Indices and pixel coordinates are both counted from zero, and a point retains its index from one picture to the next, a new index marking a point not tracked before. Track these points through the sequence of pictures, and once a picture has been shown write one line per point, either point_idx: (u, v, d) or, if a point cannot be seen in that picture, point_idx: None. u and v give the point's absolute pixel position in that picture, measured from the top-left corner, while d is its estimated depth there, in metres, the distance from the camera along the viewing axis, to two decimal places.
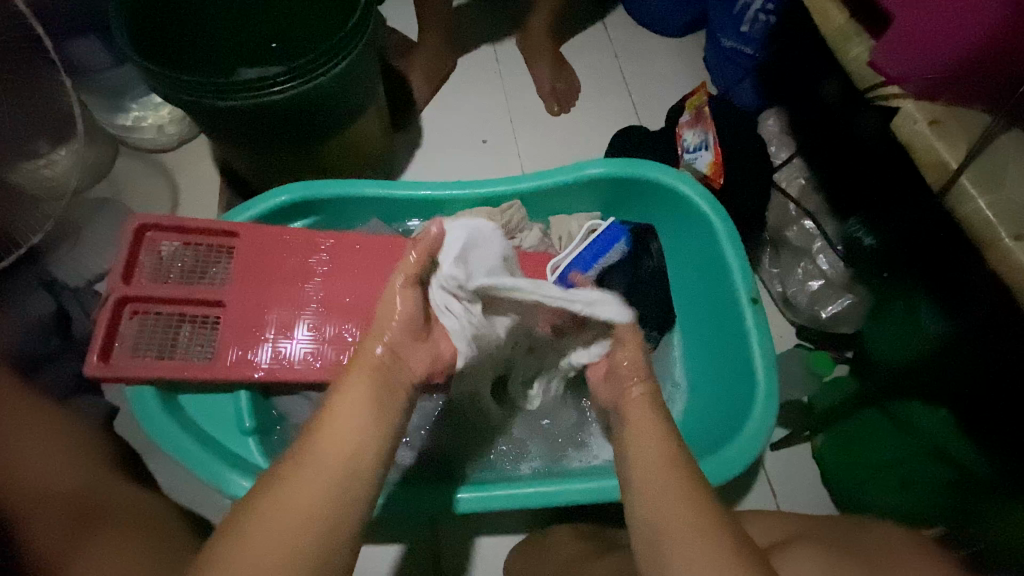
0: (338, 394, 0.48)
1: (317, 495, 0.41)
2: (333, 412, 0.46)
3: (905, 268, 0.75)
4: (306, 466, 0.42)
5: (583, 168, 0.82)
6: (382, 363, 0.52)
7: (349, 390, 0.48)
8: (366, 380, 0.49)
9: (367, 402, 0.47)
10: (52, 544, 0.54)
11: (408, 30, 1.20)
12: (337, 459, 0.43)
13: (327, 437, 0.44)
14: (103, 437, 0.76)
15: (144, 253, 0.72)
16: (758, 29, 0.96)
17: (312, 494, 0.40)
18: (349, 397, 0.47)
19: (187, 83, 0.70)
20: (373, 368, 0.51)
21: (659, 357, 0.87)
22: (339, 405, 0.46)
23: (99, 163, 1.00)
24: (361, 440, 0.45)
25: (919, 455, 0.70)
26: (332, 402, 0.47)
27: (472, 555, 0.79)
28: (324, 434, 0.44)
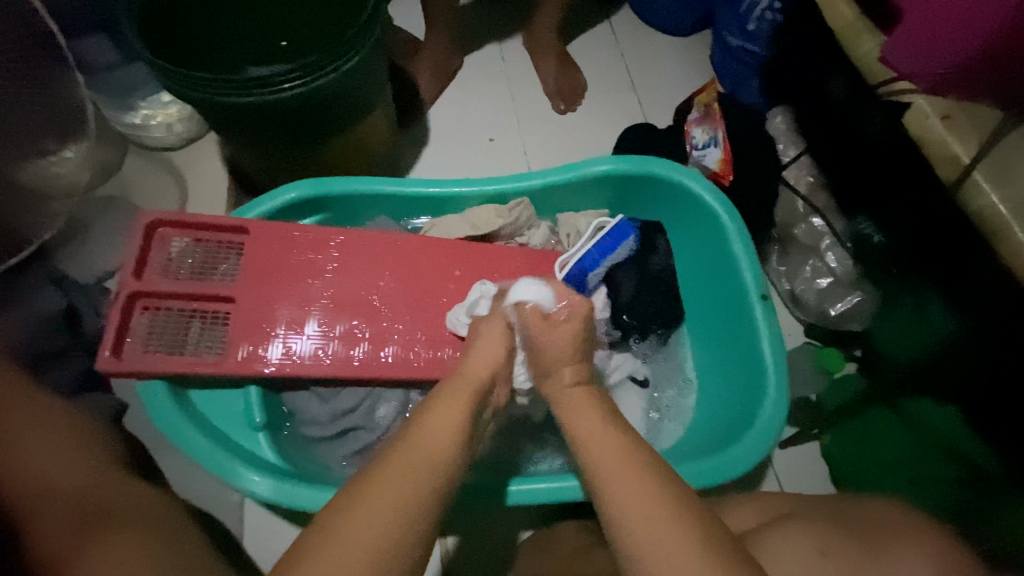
0: (430, 407, 0.51)
1: (408, 497, 0.42)
2: (427, 429, 0.48)
3: (908, 267, 0.75)
4: (394, 469, 0.44)
5: (589, 165, 0.83)
6: (478, 386, 0.55)
7: (442, 405, 0.52)
8: (459, 400, 0.53)
9: (455, 424, 0.50)
10: (61, 541, 0.54)
11: (414, 29, 1.20)
12: (425, 468, 0.45)
13: (419, 449, 0.46)
14: (112, 433, 0.76)
15: (154, 249, 0.72)
16: (765, 27, 0.97)
17: (397, 501, 0.42)
18: (441, 409, 0.51)
19: (198, 81, 0.71)
20: (474, 388, 0.55)
21: (669, 354, 0.87)
22: (432, 414, 0.50)
23: (109, 161, 1.01)
24: (450, 457, 0.47)
25: (928, 451, 0.71)
26: (425, 413, 0.51)
27: (479, 551, 0.79)
28: (417, 446, 0.46)
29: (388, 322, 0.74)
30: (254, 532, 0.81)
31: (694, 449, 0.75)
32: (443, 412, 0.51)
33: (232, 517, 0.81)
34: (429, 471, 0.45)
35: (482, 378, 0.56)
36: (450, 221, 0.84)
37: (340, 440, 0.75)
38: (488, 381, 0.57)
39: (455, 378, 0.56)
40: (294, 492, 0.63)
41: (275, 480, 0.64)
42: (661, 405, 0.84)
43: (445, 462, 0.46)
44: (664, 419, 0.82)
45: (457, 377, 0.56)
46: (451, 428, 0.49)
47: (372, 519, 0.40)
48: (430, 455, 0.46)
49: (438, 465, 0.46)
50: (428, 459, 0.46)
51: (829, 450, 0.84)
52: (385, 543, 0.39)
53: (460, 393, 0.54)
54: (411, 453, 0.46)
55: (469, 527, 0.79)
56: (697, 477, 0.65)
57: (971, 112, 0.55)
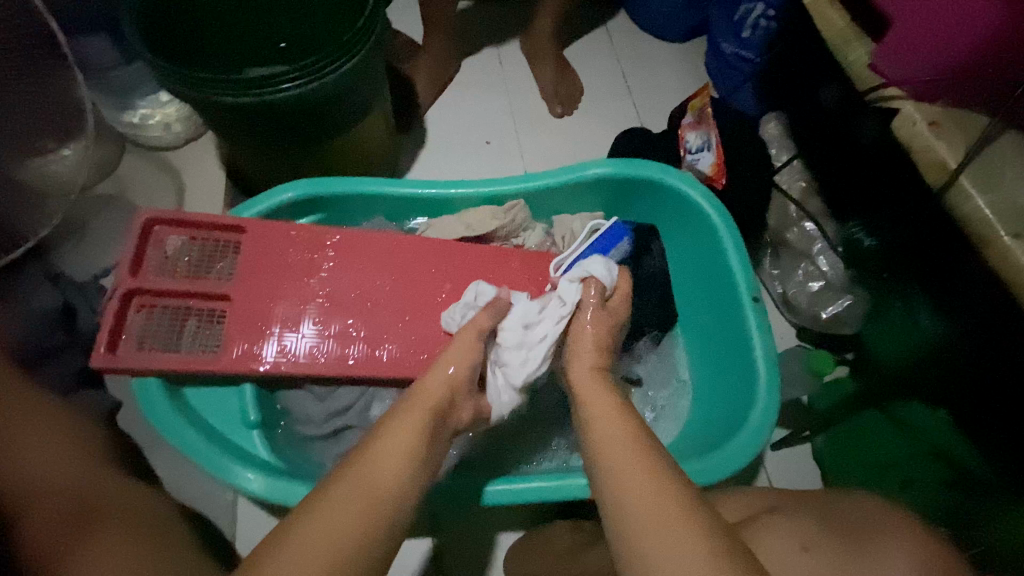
0: (385, 423, 0.51)
1: (367, 508, 0.41)
2: (382, 444, 0.47)
3: (900, 271, 0.76)
4: (346, 490, 0.43)
5: (585, 168, 0.83)
6: (436, 400, 0.55)
7: (397, 423, 0.51)
8: (415, 416, 0.52)
9: (411, 440, 0.49)
10: (53, 538, 0.55)
11: (413, 32, 1.21)
12: (380, 485, 0.44)
13: (370, 469, 0.45)
14: (106, 431, 0.76)
15: (150, 247, 0.73)
16: (759, 34, 0.99)
17: (352, 518, 0.40)
18: (400, 424, 0.51)
19: (196, 80, 0.71)
20: (431, 401, 0.54)
21: (663, 355, 0.87)
22: (389, 431, 0.49)
23: (107, 161, 1.01)
24: (405, 473, 0.46)
25: (918, 454, 0.72)
26: (383, 430, 0.50)
27: (472, 551, 0.79)
28: (369, 466, 0.45)
29: (383, 321, 0.74)
30: (247, 531, 0.80)
31: (688, 450, 0.76)
32: (401, 427, 0.50)
33: (224, 517, 0.81)
34: (386, 492, 0.44)
35: (440, 392, 0.56)
36: (447, 221, 0.85)
37: (334, 439, 0.75)
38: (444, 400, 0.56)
39: (411, 395, 0.55)
40: (287, 490, 0.64)
41: (268, 478, 0.64)
42: (656, 406, 0.84)
43: (400, 479, 0.45)
44: (659, 419, 0.83)
45: (413, 393, 0.56)
46: (409, 443, 0.49)
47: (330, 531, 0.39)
48: (384, 476, 0.45)
49: (393, 483, 0.45)
50: (383, 477, 0.44)
51: (820, 449, 0.84)
52: (344, 554, 0.38)
53: (420, 409, 0.53)
54: (365, 472, 0.45)
55: (462, 526, 0.79)
56: (691, 477, 0.66)
57: (959, 118, 0.55)
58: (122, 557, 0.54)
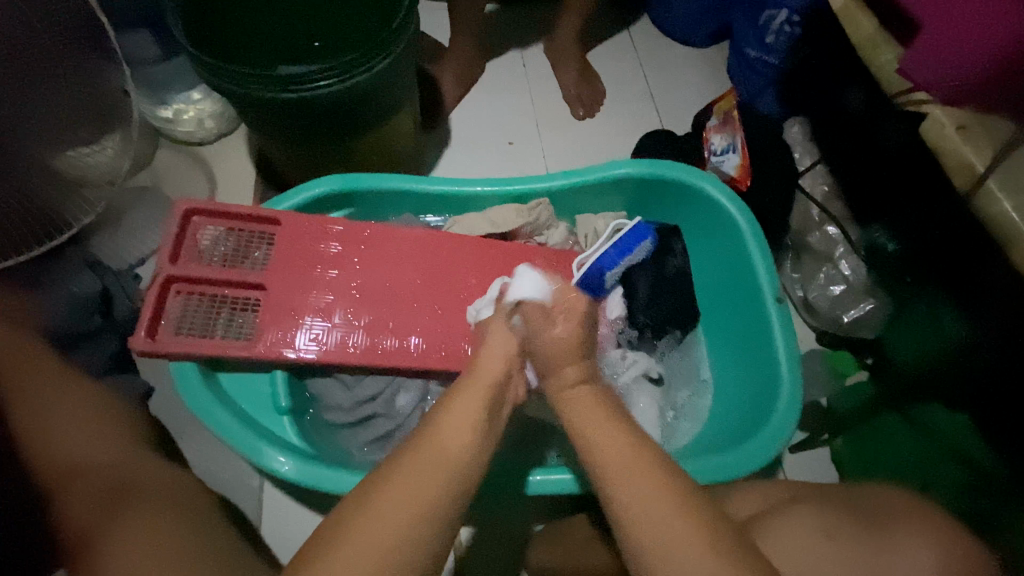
0: (443, 407, 0.51)
1: (426, 494, 0.43)
2: (441, 427, 0.48)
3: (924, 272, 0.76)
4: (409, 474, 0.44)
5: (610, 168, 0.85)
6: (493, 381, 0.55)
7: (453, 405, 0.51)
8: (473, 399, 0.52)
9: (468, 423, 0.49)
10: (91, 518, 0.57)
11: (439, 34, 1.23)
12: (440, 468, 0.45)
13: (435, 448, 0.47)
14: (140, 415, 0.79)
15: (189, 236, 0.75)
16: (782, 40, 0.99)
17: (408, 504, 0.42)
18: (458, 409, 0.50)
19: (237, 76, 0.74)
20: (490, 383, 0.54)
21: (683, 354, 0.88)
22: (450, 414, 0.50)
23: (142, 154, 1.04)
24: (463, 453, 0.47)
25: (938, 458, 0.71)
26: (439, 415, 0.50)
27: (493, 541, 0.80)
28: (429, 449, 0.46)
29: (410, 314, 0.76)
30: (272, 518, 0.82)
31: (708, 448, 0.76)
32: (461, 411, 0.50)
33: (252, 504, 0.82)
34: (443, 476, 0.45)
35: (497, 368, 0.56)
36: (472, 218, 0.86)
37: (361, 427, 0.77)
38: (503, 376, 0.56)
39: (471, 372, 0.56)
40: (319, 473, 0.66)
41: (299, 461, 0.66)
42: (676, 404, 0.85)
43: (459, 466, 0.46)
44: (679, 418, 0.84)
45: (472, 374, 0.56)
46: (466, 425, 0.49)
47: (383, 521, 0.41)
48: (444, 455, 0.46)
49: (451, 464, 0.46)
50: (442, 457, 0.45)
51: (838, 451, 0.84)
52: (400, 539, 0.40)
53: (478, 389, 0.54)
54: (425, 456, 0.46)
55: (484, 516, 0.81)
56: (713, 472, 0.66)
57: (987, 123, 0.56)
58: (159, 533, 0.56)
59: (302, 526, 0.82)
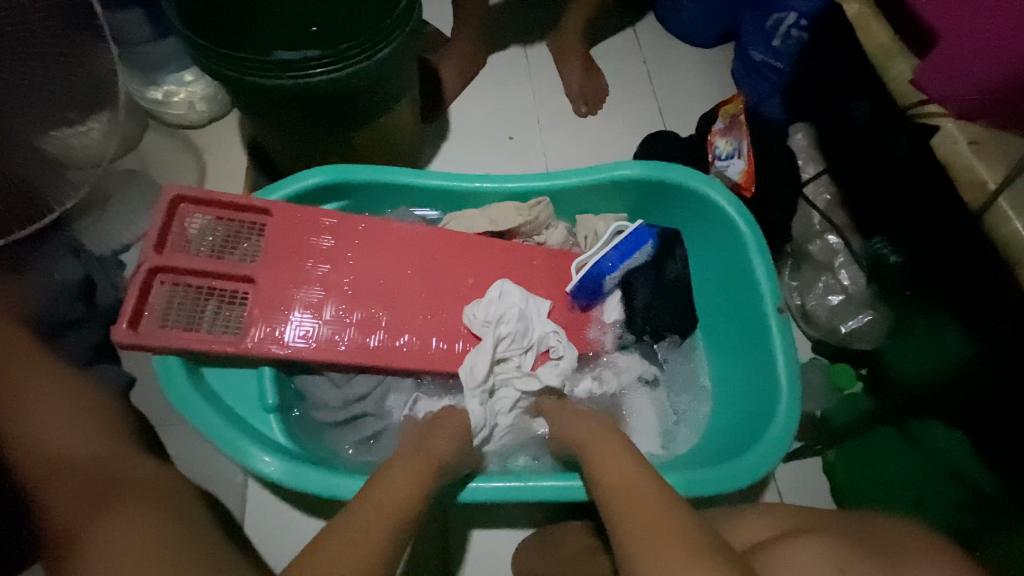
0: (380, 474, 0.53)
1: (376, 531, 0.43)
2: (385, 481, 0.50)
3: (927, 286, 0.75)
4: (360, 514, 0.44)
5: (612, 169, 0.83)
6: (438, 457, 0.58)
7: (396, 471, 0.53)
8: (415, 473, 0.53)
9: (409, 488, 0.50)
10: (72, 513, 0.55)
11: (441, 23, 1.21)
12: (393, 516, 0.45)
13: (381, 494, 0.48)
14: (122, 407, 0.76)
15: (176, 225, 0.73)
16: (789, 44, 0.99)
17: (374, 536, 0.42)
18: (400, 471, 0.52)
19: (230, 59, 0.71)
20: (428, 464, 0.55)
21: (684, 359, 0.87)
22: (390, 474, 0.51)
23: (132, 136, 1.01)
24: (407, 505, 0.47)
25: (935, 474, 0.71)
26: (380, 476, 0.52)
27: (479, 544, 0.79)
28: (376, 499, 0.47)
29: (405, 312, 0.74)
30: (257, 515, 0.80)
31: (705, 458, 0.75)
32: (406, 477, 0.52)
33: (235, 499, 0.80)
34: (391, 519, 0.45)
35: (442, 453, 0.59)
36: (471, 215, 0.84)
37: (348, 426, 0.75)
38: (443, 459, 0.58)
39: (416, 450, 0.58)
40: (305, 475, 0.64)
41: (286, 461, 0.64)
42: (678, 408, 0.84)
43: (409, 513, 0.47)
44: (680, 424, 0.83)
45: (416, 450, 0.58)
46: (410, 487, 0.50)
47: (351, 549, 0.40)
48: (392, 502, 0.47)
49: (407, 510, 0.47)
50: (393, 507, 0.46)
51: (831, 461, 0.86)
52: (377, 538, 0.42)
53: (424, 460, 0.56)
54: (375, 505, 0.46)
55: (470, 519, 0.80)
56: (711, 485, 0.65)
57: (1000, 140, 0.55)
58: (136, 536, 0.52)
59: (288, 525, 0.79)
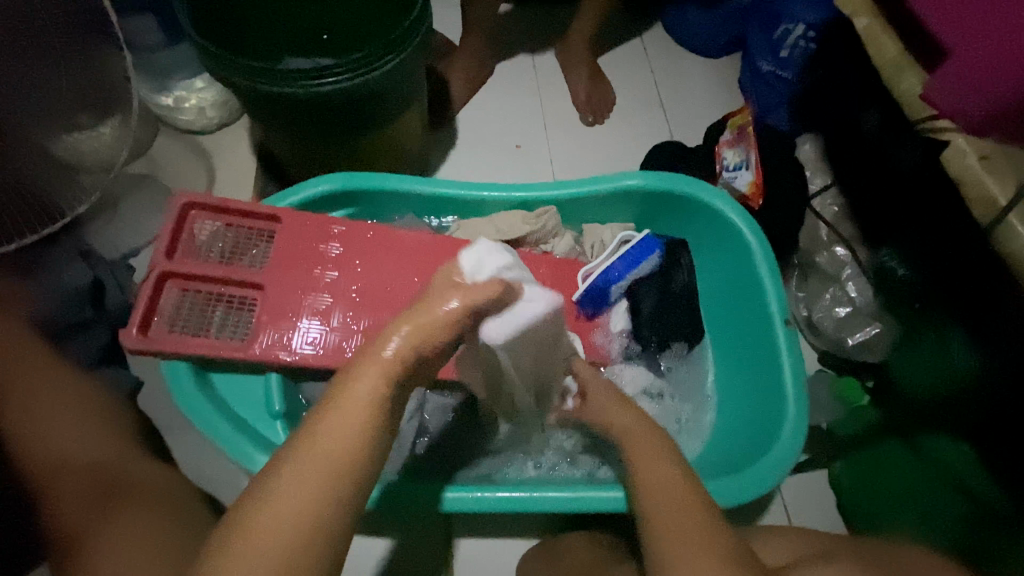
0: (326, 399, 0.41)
1: (313, 499, 0.38)
2: (323, 414, 0.40)
3: (934, 300, 0.74)
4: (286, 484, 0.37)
5: (620, 179, 0.83)
6: (386, 364, 0.42)
7: (345, 391, 0.41)
8: (369, 380, 0.42)
9: (363, 410, 0.40)
10: (83, 517, 0.56)
11: (450, 31, 1.21)
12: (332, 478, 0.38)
13: (316, 440, 0.39)
14: (128, 411, 0.76)
15: (186, 230, 0.73)
16: (797, 54, 0.98)
17: (294, 514, 0.37)
18: (342, 396, 0.41)
19: (244, 68, 0.72)
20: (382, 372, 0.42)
21: (692, 367, 0.86)
22: (330, 404, 0.40)
23: (141, 139, 1.02)
24: (362, 452, 0.40)
25: (940, 487, 0.69)
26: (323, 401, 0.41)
27: (481, 553, 0.78)
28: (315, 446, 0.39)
29: None
30: None
31: (709, 470, 0.75)
32: (349, 400, 0.41)
33: None
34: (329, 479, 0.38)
35: (389, 371, 0.42)
36: (478, 223, 0.84)
37: None
38: (402, 367, 0.43)
39: (352, 366, 0.42)
40: None
41: None
42: (681, 418, 0.84)
43: (356, 458, 0.39)
44: (683, 432, 0.82)
45: (361, 359, 0.43)
46: (353, 417, 0.40)
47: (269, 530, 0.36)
48: (333, 447, 0.39)
49: (347, 457, 0.39)
50: (333, 458, 0.39)
51: (838, 476, 0.85)
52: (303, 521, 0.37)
53: (370, 371, 0.42)
54: (304, 453, 0.39)
55: (473, 527, 0.80)
56: (717, 498, 0.65)
57: (1013, 156, 0.54)
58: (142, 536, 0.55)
59: None
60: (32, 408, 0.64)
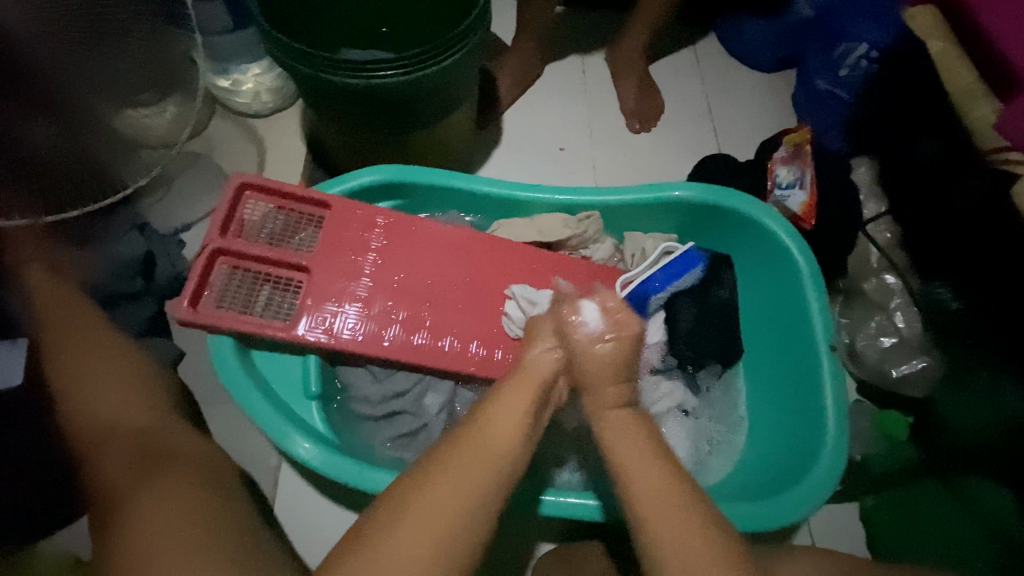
0: (486, 416, 0.53)
1: (410, 519, 0.44)
2: (489, 419, 0.52)
3: (987, 342, 0.70)
4: (463, 456, 0.49)
5: (667, 189, 0.83)
6: (543, 379, 0.59)
7: (511, 400, 0.55)
8: (522, 400, 0.55)
9: (519, 422, 0.53)
10: (120, 476, 0.58)
11: (502, 32, 1.22)
12: (488, 458, 0.49)
13: (482, 441, 0.50)
14: (172, 379, 0.79)
15: (239, 210, 0.75)
16: (856, 75, 0.97)
17: (456, 496, 0.45)
18: (512, 401, 0.55)
19: (309, 56, 0.73)
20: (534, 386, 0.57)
21: (723, 390, 0.85)
22: (502, 409, 0.53)
23: (199, 120, 1.06)
24: (519, 445, 0.51)
25: (974, 530, 0.68)
26: (496, 405, 0.55)
27: (501, 553, 0.78)
28: (480, 445, 0.49)
29: (449, 312, 0.75)
30: (288, 498, 0.81)
31: (742, 491, 0.74)
32: (511, 409, 0.54)
33: (268, 479, 0.82)
34: (475, 475, 0.47)
35: (544, 374, 0.59)
36: (519, 224, 0.85)
37: (385, 422, 0.76)
38: (547, 381, 0.59)
39: (521, 371, 0.59)
40: (340, 465, 0.65)
41: (323, 450, 0.66)
42: (712, 439, 0.82)
43: (506, 459, 0.49)
44: (712, 454, 0.81)
45: (523, 371, 0.60)
46: (511, 425, 0.52)
47: (399, 542, 0.42)
48: (493, 450, 0.50)
49: (501, 460, 0.49)
50: (496, 446, 0.50)
51: (870, 510, 0.81)
52: (438, 539, 0.43)
53: (526, 386, 0.57)
54: (472, 452, 0.49)
55: (495, 527, 0.79)
56: (751, 520, 0.64)
57: None
58: (154, 515, 0.53)
59: (315, 513, 0.81)
60: (89, 375, 0.68)
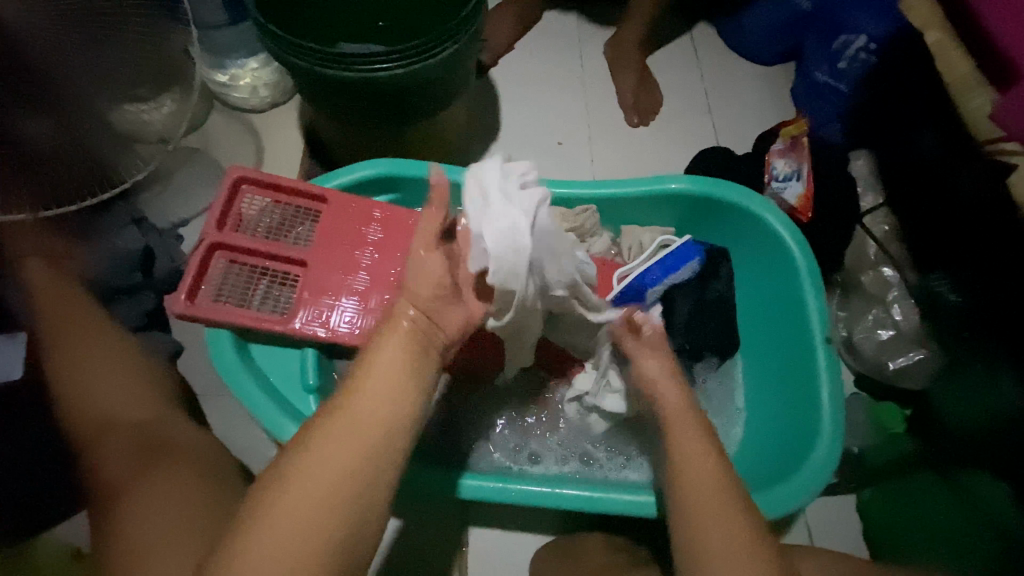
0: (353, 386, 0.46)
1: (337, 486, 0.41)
2: (362, 382, 0.46)
3: (982, 333, 0.70)
4: (332, 433, 0.43)
5: (664, 182, 0.83)
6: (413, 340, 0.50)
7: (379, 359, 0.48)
8: (400, 356, 0.48)
9: (401, 380, 0.47)
10: (120, 467, 0.59)
11: None
12: (365, 426, 0.43)
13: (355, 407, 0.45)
14: (170, 372, 0.80)
15: (235, 204, 0.76)
16: (855, 67, 0.97)
17: (345, 461, 0.42)
18: (385, 358, 0.48)
19: (305, 49, 0.73)
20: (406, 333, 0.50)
21: (721, 384, 0.85)
22: (376, 365, 0.47)
23: (195, 115, 1.06)
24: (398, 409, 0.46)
25: (971, 523, 0.68)
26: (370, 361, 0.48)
27: (496, 543, 0.79)
28: (354, 402, 0.45)
29: None
30: None
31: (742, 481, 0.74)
32: (383, 369, 0.47)
33: None
34: (361, 440, 0.43)
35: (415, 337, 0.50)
36: None
37: None
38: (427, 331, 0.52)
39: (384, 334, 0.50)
40: None
41: None
42: None
43: (387, 424, 0.44)
44: None
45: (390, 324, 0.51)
46: (393, 379, 0.47)
47: (301, 499, 0.40)
48: (365, 418, 0.44)
49: (378, 425, 0.44)
50: (366, 416, 0.44)
51: (867, 502, 0.81)
52: (331, 513, 0.40)
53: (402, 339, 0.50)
54: (341, 420, 0.44)
55: (490, 518, 0.80)
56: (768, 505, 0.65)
57: None
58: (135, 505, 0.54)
59: None
60: (85, 367, 0.68)
